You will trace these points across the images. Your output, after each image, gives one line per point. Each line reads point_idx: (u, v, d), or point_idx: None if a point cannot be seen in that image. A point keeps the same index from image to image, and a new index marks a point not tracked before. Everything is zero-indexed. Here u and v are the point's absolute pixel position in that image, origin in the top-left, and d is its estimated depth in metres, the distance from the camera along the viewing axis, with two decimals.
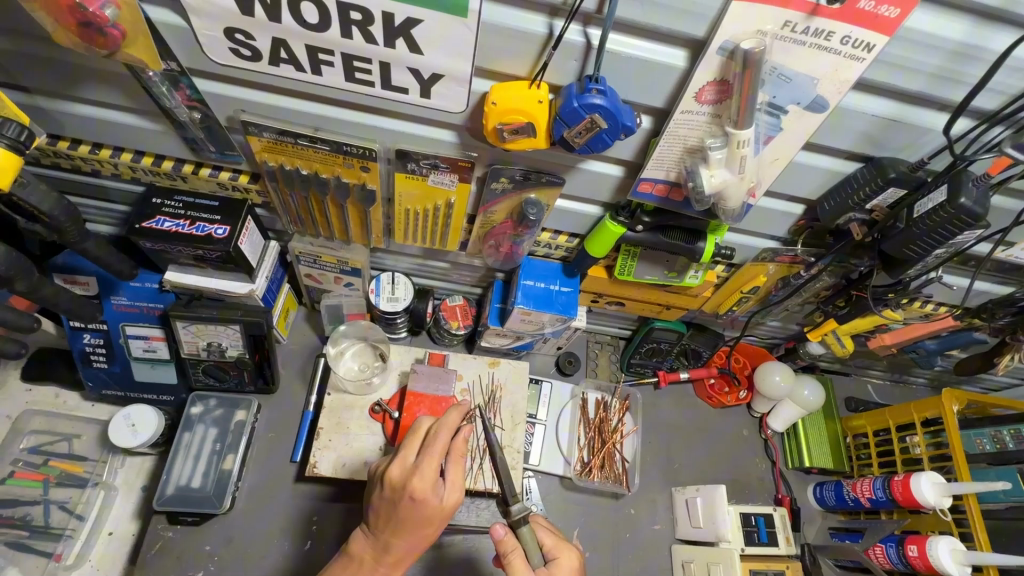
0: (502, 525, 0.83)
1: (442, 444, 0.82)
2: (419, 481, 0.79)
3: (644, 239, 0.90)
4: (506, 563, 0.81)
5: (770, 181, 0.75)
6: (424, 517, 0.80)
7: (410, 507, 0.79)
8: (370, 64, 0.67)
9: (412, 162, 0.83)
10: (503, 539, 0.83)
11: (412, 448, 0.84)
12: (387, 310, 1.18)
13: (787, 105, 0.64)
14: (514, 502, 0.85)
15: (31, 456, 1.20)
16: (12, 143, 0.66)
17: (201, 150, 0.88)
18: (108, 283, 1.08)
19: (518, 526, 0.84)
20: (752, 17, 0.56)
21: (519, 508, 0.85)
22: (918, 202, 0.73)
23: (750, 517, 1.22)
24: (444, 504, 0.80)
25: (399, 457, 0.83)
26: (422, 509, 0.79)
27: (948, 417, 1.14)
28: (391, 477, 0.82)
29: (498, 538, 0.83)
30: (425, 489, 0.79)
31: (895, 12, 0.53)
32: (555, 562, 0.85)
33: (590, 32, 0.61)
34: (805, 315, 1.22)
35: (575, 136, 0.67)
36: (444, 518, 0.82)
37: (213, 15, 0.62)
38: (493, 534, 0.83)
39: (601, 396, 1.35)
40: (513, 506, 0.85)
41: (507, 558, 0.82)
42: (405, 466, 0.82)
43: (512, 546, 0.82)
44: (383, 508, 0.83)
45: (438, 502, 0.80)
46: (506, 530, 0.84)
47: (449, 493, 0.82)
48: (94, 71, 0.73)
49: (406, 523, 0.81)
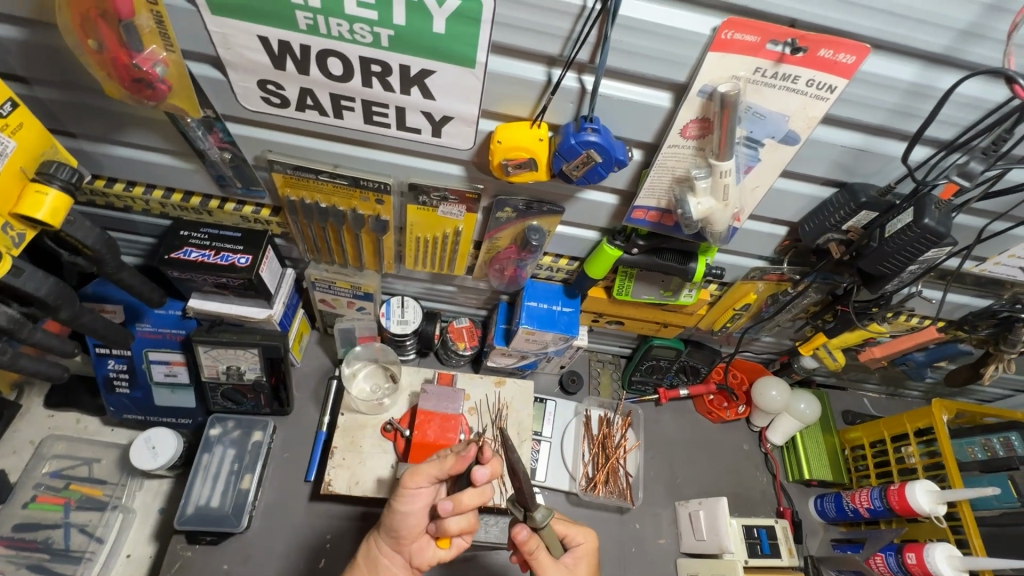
0: (522, 528, 0.89)
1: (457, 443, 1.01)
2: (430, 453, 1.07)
3: (639, 261, 0.96)
4: (535, 559, 0.90)
5: (754, 206, 0.81)
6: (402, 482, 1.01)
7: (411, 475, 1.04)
8: (387, 109, 0.75)
9: (424, 195, 0.90)
10: (526, 540, 0.89)
11: None
12: (397, 332, 1.24)
13: (762, 138, 0.71)
14: (536, 509, 0.88)
15: (52, 480, 1.24)
16: (66, 184, 0.74)
17: (228, 186, 0.95)
18: (134, 311, 1.14)
19: (541, 530, 0.88)
20: (727, 64, 0.63)
21: (541, 515, 0.88)
22: (889, 223, 0.79)
23: (753, 529, 1.26)
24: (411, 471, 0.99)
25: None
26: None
27: (938, 426, 1.19)
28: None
29: (520, 540, 0.89)
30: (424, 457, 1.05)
31: (851, 58, 0.61)
32: (577, 547, 0.97)
33: (584, 79, 0.68)
34: (797, 330, 1.27)
35: (573, 170, 0.74)
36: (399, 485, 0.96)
37: (249, 70, 0.70)
38: (516, 537, 0.89)
39: (604, 413, 1.39)
40: (536, 513, 0.88)
41: (534, 554, 0.89)
42: None
43: (534, 545, 0.89)
44: None
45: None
46: (527, 531, 0.89)
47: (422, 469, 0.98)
48: (138, 118, 0.81)
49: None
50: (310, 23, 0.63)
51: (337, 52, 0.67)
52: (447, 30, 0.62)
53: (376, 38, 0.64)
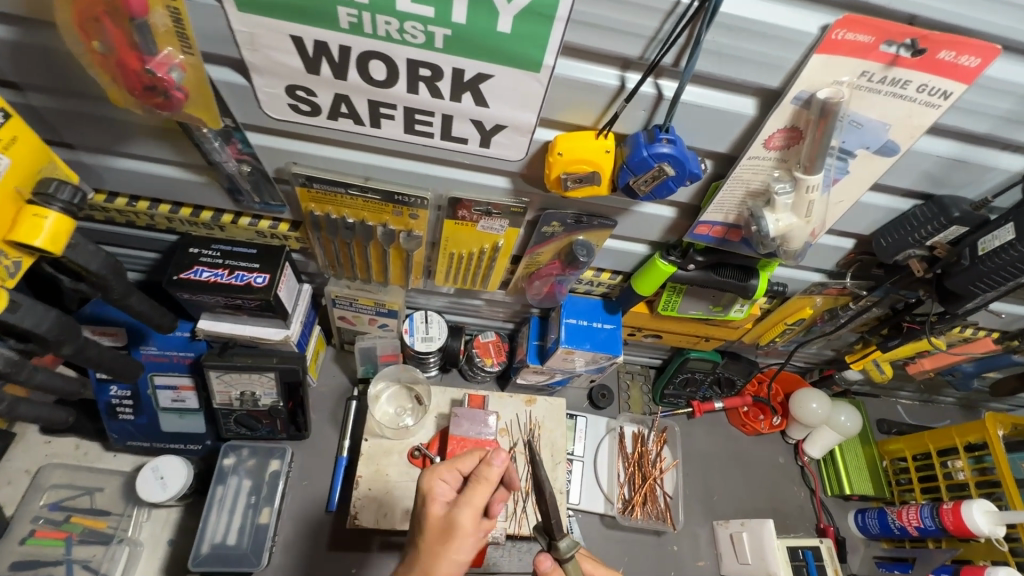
0: (547, 556, 0.82)
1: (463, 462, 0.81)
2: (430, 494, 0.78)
3: (695, 277, 0.89)
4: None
5: (833, 221, 0.74)
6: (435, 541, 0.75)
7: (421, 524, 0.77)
8: (432, 117, 0.66)
9: (463, 209, 0.81)
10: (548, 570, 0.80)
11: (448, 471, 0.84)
12: (422, 350, 1.15)
13: (855, 149, 0.64)
14: (561, 536, 0.80)
15: (52, 513, 1.14)
16: (67, 205, 0.64)
17: (244, 201, 0.86)
18: (137, 333, 1.05)
19: (564, 563, 0.79)
20: (831, 67, 0.55)
21: (567, 543, 0.80)
22: (982, 240, 0.72)
23: (797, 551, 1.20)
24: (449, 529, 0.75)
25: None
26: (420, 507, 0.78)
27: (992, 442, 1.14)
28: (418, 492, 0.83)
29: (544, 570, 0.81)
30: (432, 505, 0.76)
31: (976, 61, 0.53)
32: None
33: (662, 84, 0.60)
34: (844, 342, 1.21)
35: (641, 184, 0.67)
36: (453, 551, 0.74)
37: (278, 75, 0.61)
38: (538, 564, 0.81)
39: (638, 429, 1.32)
40: (563, 543, 0.80)
41: None
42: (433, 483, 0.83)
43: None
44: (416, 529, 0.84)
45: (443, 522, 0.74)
46: (551, 562, 0.82)
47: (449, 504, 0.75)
48: (146, 128, 0.72)
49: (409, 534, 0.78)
50: (354, 21, 0.54)
51: (381, 54, 0.58)
52: (513, 29, 0.54)
53: (429, 39, 0.56)
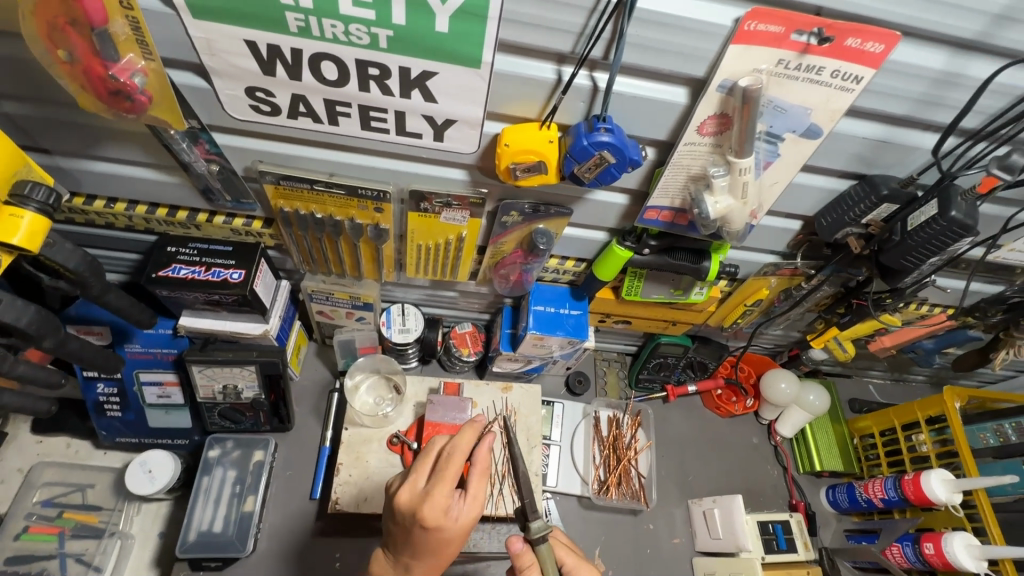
0: (519, 538, 0.85)
1: (456, 465, 0.82)
2: (430, 509, 0.79)
3: (651, 261, 0.93)
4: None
5: (771, 203, 0.78)
6: (442, 540, 0.81)
7: (423, 534, 0.80)
8: (386, 113, 0.70)
9: (425, 202, 0.85)
10: (520, 554, 0.85)
11: (426, 468, 0.85)
12: (399, 342, 1.19)
13: (783, 132, 0.68)
14: (533, 518, 0.83)
15: (45, 509, 1.17)
16: (42, 206, 0.68)
17: (216, 200, 0.90)
18: (122, 332, 1.09)
19: (537, 544, 0.83)
20: (748, 57, 0.60)
21: (538, 526, 0.83)
22: (911, 216, 0.77)
23: (767, 525, 1.23)
24: (458, 524, 0.81)
25: (410, 480, 0.84)
26: (437, 533, 0.80)
27: (951, 415, 1.18)
28: (402, 503, 0.82)
29: (516, 552, 0.85)
30: (436, 516, 0.79)
31: (880, 47, 0.57)
32: None
33: (597, 76, 0.64)
34: (807, 323, 1.25)
35: (585, 172, 0.71)
36: (462, 537, 0.82)
37: (236, 77, 0.65)
38: (511, 548, 0.85)
39: (613, 413, 1.36)
40: (534, 523, 0.83)
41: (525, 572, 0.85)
42: (416, 492, 0.83)
43: (530, 560, 0.85)
44: (398, 533, 0.84)
45: (452, 524, 0.80)
46: (523, 543, 0.86)
47: (462, 511, 0.82)
48: (118, 131, 0.76)
49: (419, 547, 0.83)
50: (302, 25, 0.58)
51: (331, 55, 0.62)
52: (450, 28, 0.58)
53: (374, 40, 0.60)
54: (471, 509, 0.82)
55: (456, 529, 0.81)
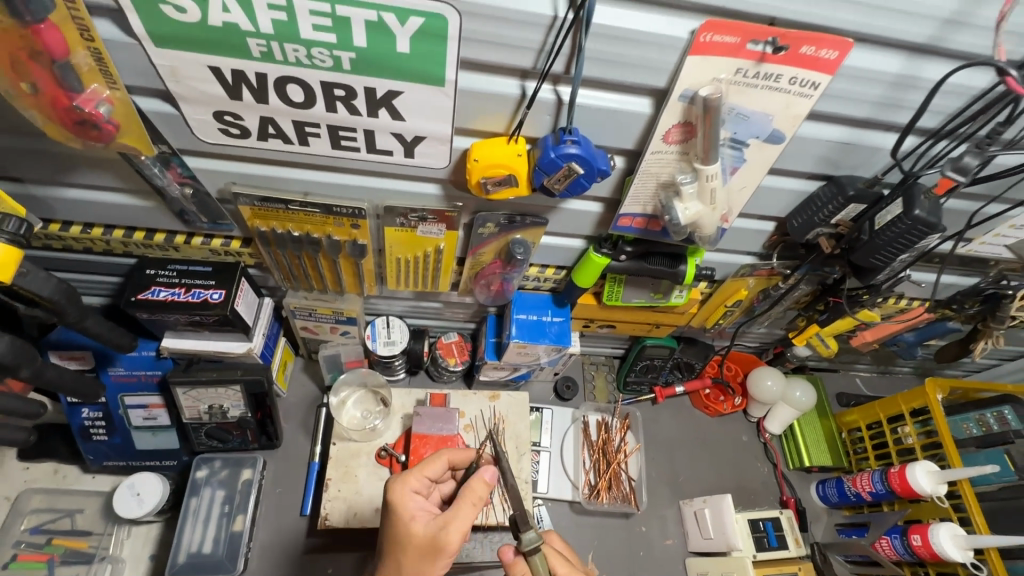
0: (510, 547, 0.85)
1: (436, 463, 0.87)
2: (397, 486, 0.82)
3: (628, 267, 0.94)
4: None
5: (741, 206, 0.79)
6: (395, 534, 0.79)
7: (386, 517, 0.81)
8: (355, 133, 0.71)
9: (400, 216, 0.86)
10: (513, 562, 0.84)
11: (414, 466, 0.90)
12: (385, 354, 1.19)
13: (748, 138, 0.69)
14: (525, 531, 0.82)
15: (34, 536, 1.16)
16: (13, 237, 0.69)
17: (193, 221, 0.90)
18: (104, 356, 1.08)
19: (529, 556, 0.82)
20: (706, 67, 0.60)
21: (529, 537, 0.82)
22: (878, 215, 0.78)
23: (758, 522, 1.23)
24: (417, 528, 0.78)
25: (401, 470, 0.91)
26: (394, 520, 0.79)
27: (933, 407, 1.19)
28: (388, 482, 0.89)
29: (507, 562, 0.85)
30: (399, 495, 0.81)
31: (834, 54, 0.58)
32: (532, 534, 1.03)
33: (560, 90, 0.65)
34: (789, 320, 1.26)
35: (554, 183, 0.71)
36: (418, 550, 0.78)
37: (203, 102, 0.66)
38: (503, 556, 0.85)
39: (602, 417, 1.36)
40: (525, 536, 0.82)
41: None
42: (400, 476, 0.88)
43: (521, 569, 0.84)
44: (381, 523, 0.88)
45: (414, 521, 0.79)
46: (514, 552, 0.86)
47: (422, 515, 0.79)
48: (91, 159, 0.77)
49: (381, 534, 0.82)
50: (264, 50, 0.59)
51: (296, 78, 0.63)
52: (411, 49, 0.59)
53: (337, 62, 0.61)
54: (438, 520, 0.79)
55: (410, 529, 0.78)
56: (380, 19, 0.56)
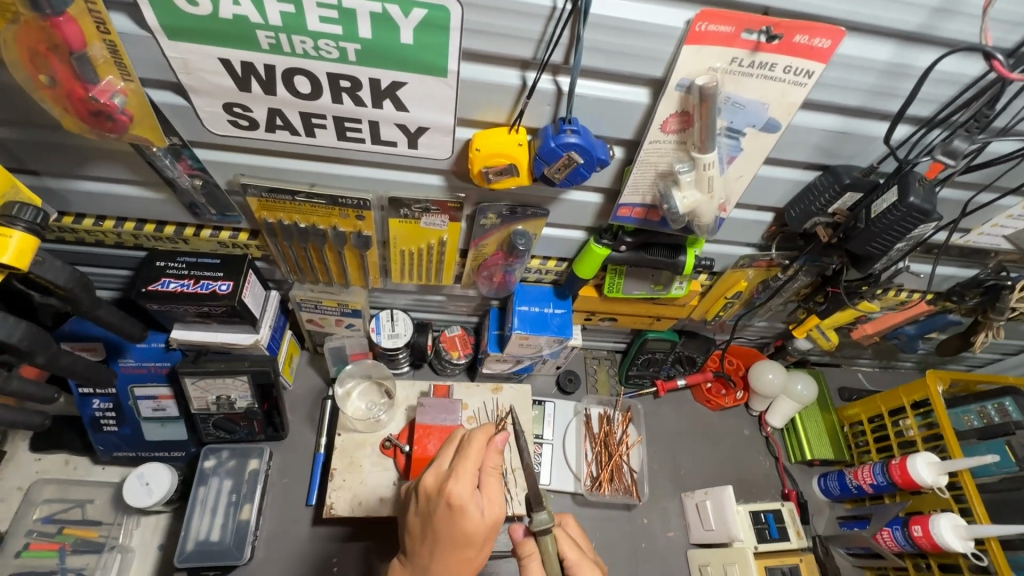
0: (520, 526, 0.88)
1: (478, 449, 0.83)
2: (456, 486, 0.78)
3: (628, 258, 0.96)
4: (523, 567, 0.85)
5: (738, 196, 0.81)
6: (460, 531, 0.78)
7: (447, 516, 0.78)
8: (360, 123, 0.72)
9: (405, 208, 0.88)
10: (523, 541, 0.86)
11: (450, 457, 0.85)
12: (389, 347, 1.21)
13: (744, 128, 0.71)
14: (536, 512, 0.84)
15: (44, 526, 1.18)
16: (31, 225, 0.71)
17: (202, 214, 0.92)
18: (115, 347, 1.11)
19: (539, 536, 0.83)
20: (701, 56, 0.62)
21: (541, 518, 0.83)
22: (874, 203, 0.79)
23: (760, 514, 1.24)
24: (480, 518, 0.79)
25: (436, 465, 0.84)
26: (459, 518, 0.77)
27: (934, 398, 1.19)
28: (427, 484, 0.82)
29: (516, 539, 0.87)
30: (462, 495, 0.78)
31: (827, 42, 0.60)
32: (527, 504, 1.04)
33: (560, 80, 0.66)
34: (790, 313, 1.27)
35: (556, 173, 0.73)
36: (480, 537, 0.79)
37: (213, 94, 0.68)
38: (512, 534, 0.87)
39: (604, 410, 1.39)
40: (536, 516, 0.84)
41: (524, 560, 0.85)
42: (440, 473, 0.83)
43: (530, 549, 0.86)
44: (419, 522, 0.83)
45: (475, 512, 0.78)
46: (524, 532, 0.88)
47: (485, 506, 0.80)
48: (105, 152, 0.79)
49: (437, 534, 0.79)
50: (273, 42, 0.61)
51: (304, 70, 0.65)
52: (414, 40, 0.61)
53: (343, 54, 0.62)
54: (487, 503, 0.81)
55: (475, 522, 0.78)
56: (385, 11, 0.58)
